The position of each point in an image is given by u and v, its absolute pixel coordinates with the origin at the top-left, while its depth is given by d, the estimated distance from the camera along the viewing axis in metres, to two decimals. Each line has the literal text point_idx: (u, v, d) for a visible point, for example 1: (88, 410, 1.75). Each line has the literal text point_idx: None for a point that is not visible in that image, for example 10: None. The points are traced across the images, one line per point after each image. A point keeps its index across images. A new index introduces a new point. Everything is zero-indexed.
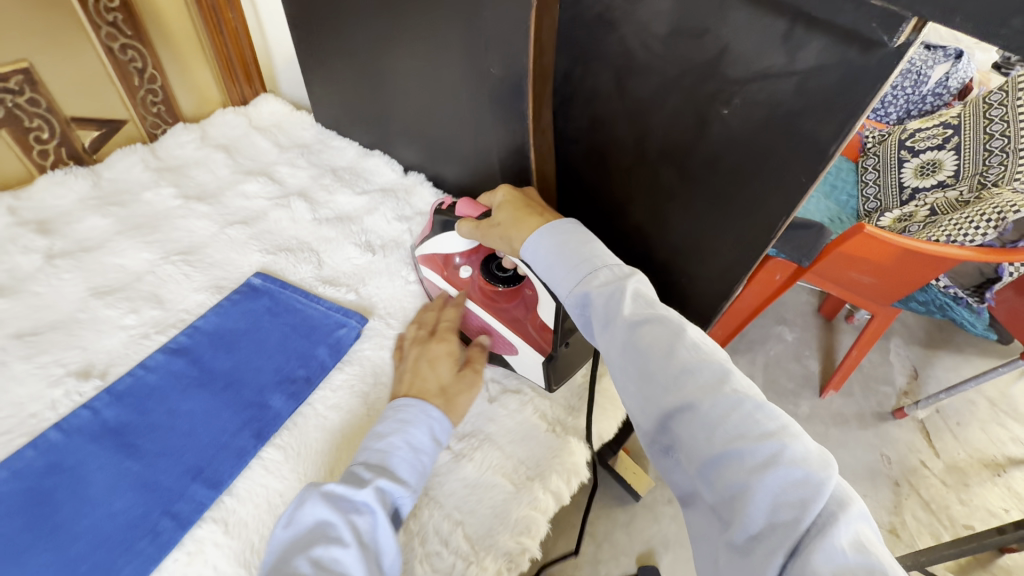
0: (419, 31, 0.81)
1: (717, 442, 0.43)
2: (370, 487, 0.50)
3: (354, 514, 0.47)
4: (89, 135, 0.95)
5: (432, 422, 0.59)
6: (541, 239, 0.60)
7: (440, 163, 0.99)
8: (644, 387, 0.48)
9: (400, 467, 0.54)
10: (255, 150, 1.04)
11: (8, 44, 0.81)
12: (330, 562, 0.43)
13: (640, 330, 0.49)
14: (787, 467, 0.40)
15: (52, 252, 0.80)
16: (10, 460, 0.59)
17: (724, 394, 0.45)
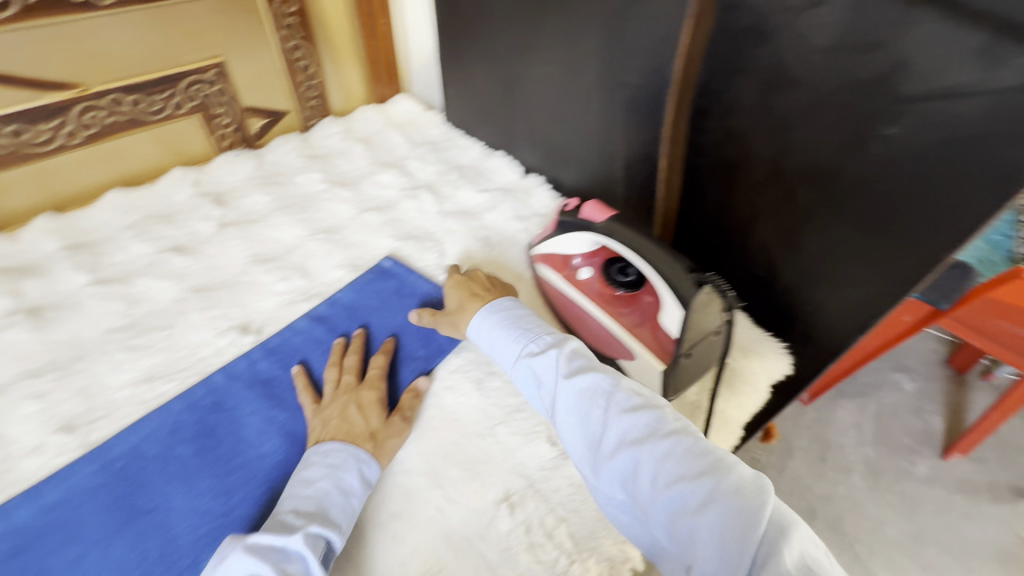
0: (559, 41, 0.84)
1: (659, 488, 0.47)
2: (299, 533, 0.51)
3: (285, 564, 0.49)
4: (258, 123, 1.08)
5: (361, 467, 0.59)
6: (482, 318, 0.68)
7: (560, 167, 1.01)
8: (590, 448, 0.53)
9: (331, 510, 0.55)
10: (389, 144, 1.12)
11: (211, 43, 0.95)
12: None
13: (577, 391, 0.55)
14: (724, 501, 0.44)
15: (224, 221, 0.92)
16: (189, 394, 0.68)
17: (660, 439, 0.49)
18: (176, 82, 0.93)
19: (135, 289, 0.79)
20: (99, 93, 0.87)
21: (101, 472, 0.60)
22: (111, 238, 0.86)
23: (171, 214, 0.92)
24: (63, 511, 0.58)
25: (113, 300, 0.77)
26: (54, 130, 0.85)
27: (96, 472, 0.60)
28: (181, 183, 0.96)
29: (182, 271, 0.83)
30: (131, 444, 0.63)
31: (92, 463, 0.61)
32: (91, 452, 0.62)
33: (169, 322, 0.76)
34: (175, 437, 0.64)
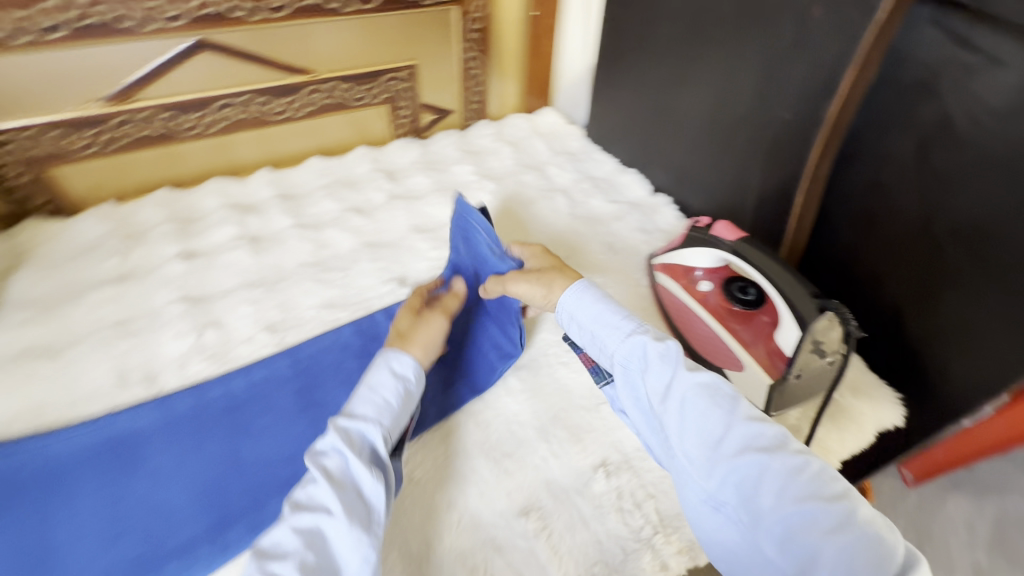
0: (715, 75, 0.92)
1: (788, 500, 0.49)
2: (331, 430, 0.59)
3: (325, 458, 0.58)
4: (428, 118, 1.26)
5: (392, 364, 0.67)
6: (568, 295, 0.70)
7: (688, 190, 1.08)
8: (706, 444, 0.54)
9: (361, 410, 0.62)
10: (533, 149, 1.25)
11: (411, 49, 1.14)
12: (306, 499, 0.55)
13: (700, 388, 0.57)
14: (860, 527, 0.47)
15: (393, 194, 1.09)
16: (357, 322, 0.84)
17: (791, 455, 0.52)
18: (377, 76, 1.13)
19: (323, 236, 0.98)
20: (323, 79, 1.08)
21: (290, 367, 0.77)
22: (309, 194, 1.07)
23: (353, 182, 1.11)
24: (262, 389, 0.74)
25: (307, 241, 0.96)
26: (287, 104, 1.08)
27: (287, 366, 0.77)
28: (364, 159, 1.16)
29: (359, 228, 1.00)
30: (311, 352, 0.79)
31: (284, 358, 0.77)
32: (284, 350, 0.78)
33: (346, 266, 0.93)
34: (344, 352, 0.79)
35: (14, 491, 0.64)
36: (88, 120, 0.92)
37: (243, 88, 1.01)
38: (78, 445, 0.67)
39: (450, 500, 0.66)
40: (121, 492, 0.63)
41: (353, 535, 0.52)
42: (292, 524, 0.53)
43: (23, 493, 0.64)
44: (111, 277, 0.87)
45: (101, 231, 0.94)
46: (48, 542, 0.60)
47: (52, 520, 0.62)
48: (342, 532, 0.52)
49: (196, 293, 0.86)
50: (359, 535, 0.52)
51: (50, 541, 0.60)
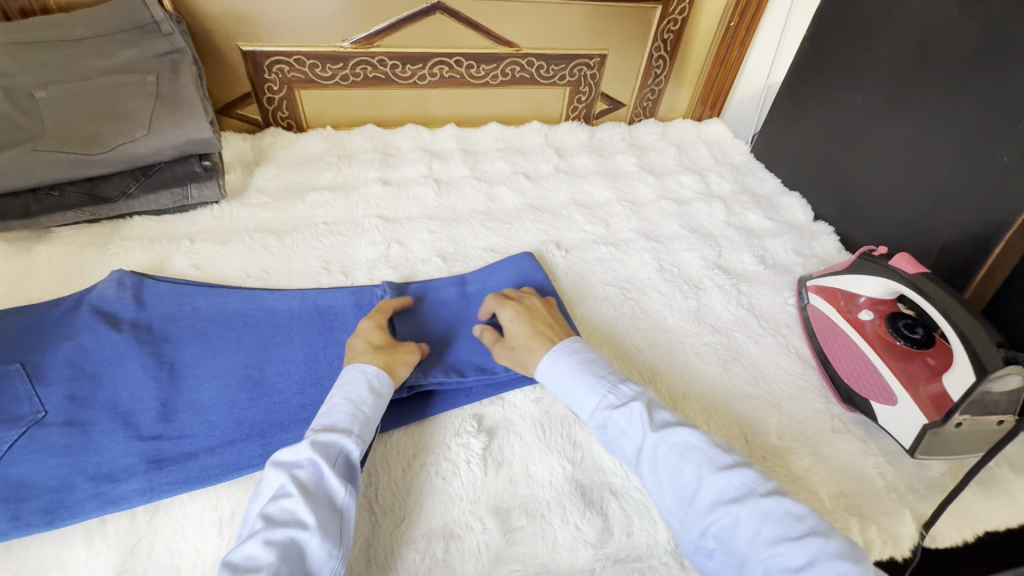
0: (926, 110, 0.88)
1: (761, 544, 0.51)
2: (306, 442, 0.57)
3: (297, 469, 0.56)
4: (601, 107, 1.34)
5: (366, 378, 0.65)
6: (550, 362, 0.68)
7: (854, 224, 1.04)
8: (681, 503, 0.56)
9: (340, 421, 0.60)
10: (696, 155, 1.27)
11: (606, 40, 1.21)
12: (278, 512, 0.52)
13: (668, 447, 0.58)
14: (830, 562, 0.48)
15: (559, 168, 1.18)
16: (520, 264, 0.91)
17: (759, 499, 0.53)
18: (569, 60, 1.22)
19: (495, 190, 1.09)
20: (524, 55, 1.19)
21: (456, 296, 0.86)
22: (485, 153, 1.18)
23: (525, 150, 1.21)
24: (433, 307, 0.84)
25: (480, 192, 1.07)
26: (488, 71, 1.20)
27: (453, 294, 0.86)
28: (538, 132, 1.26)
29: (526, 191, 1.10)
30: (476, 288, 0.88)
31: (453, 287, 0.87)
32: (455, 280, 0.88)
33: (510, 220, 1.02)
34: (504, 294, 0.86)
35: (241, 326, 0.78)
36: (336, 55, 1.10)
37: (458, 51, 1.15)
38: (291, 307, 0.81)
39: (575, 437, 0.71)
40: (320, 352, 0.76)
41: (326, 552, 0.51)
42: (264, 537, 0.50)
43: (247, 329, 0.77)
44: (325, 186, 1.04)
45: (322, 148, 1.13)
46: (263, 373, 0.72)
47: (268, 356, 0.74)
48: (315, 545, 0.51)
49: (388, 214, 1.00)
50: (330, 550, 0.52)
51: (264, 372, 0.73)
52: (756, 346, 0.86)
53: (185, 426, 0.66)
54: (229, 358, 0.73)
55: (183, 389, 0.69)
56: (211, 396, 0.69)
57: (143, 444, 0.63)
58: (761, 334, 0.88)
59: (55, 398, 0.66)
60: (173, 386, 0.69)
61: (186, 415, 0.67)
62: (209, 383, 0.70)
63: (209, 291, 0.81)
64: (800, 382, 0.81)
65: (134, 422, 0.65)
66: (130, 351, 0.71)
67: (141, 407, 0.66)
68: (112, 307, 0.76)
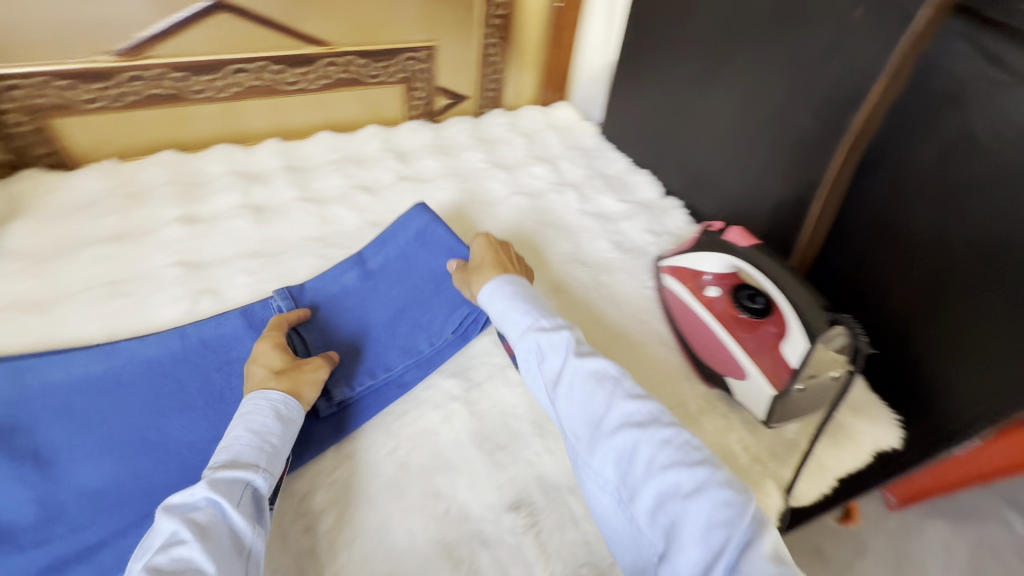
0: (741, 78, 0.91)
1: (655, 468, 0.53)
2: (204, 481, 0.53)
3: (192, 512, 0.51)
4: (442, 102, 1.24)
5: (273, 405, 0.61)
6: (494, 287, 0.72)
7: (699, 194, 1.06)
8: (589, 426, 0.58)
9: (244, 455, 0.56)
10: (546, 142, 1.23)
11: (429, 29, 1.11)
12: (169, 563, 0.47)
13: (586, 372, 0.61)
14: (714, 490, 0.50)
15: (403, 175, 1.07)
16: (416, 222, 0.87)
17: (660, 426, 0.56)
18: (395, 55, 1.11)
19: (328, 211, 0.96)
20: (340, 53, 1.06)
21: (358, 280, 0.82)
22: (315, 167, 1.04)
23: (362, 159, 1.09)
24: (336, 300, 0.80)
25: (311, 216, 0.94)
26: (302, 75, 1.06)
27: (356, 280, 0.82)
28: (375, 137, 1.14)
29: (365, 207, 0.98)
30: (378, 264, 0.84)
31: (354, 271, 0.83)
32: (354, 263, 0.83)
33: (348, 244, 0.91)
34: (408, 263, 0.84)
35: (114, 388, 0.68)
36: (96, 72, 0.90)
37: (259, 55, 0.99)
38: (170, 350, 0.71)
39: (438, 486, 0.64)
40: (222, 390, 0.69)
41: None
42: None
43: (123, 390, 0.68)
44: (108, 236, 0.85)
45: (102, 187, 0.92)
46: (158, 433, 0.65)
47: (159, 412, 0.67)
48: None
49: (195, 258, 0.84)
50: None
51: (159, 431, 0.65)
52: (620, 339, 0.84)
53: (75, 518, 0.59)
54: (110, 427, 0.65)
55: (63, 477, 0.62)
56: (101, 477, 0.62)
57: (35, 552, 0.57)
58: (621, 326, 0.86)
59: None
60: (48, 477, 0.62)
61: (73, 505, 0.60)
62: (94, 463, 0.63)
63: (58, 358, 0.69)
64: (663, 368, 0.81)
65: (14, 534, 0.58)
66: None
67: (21, 516, 0.59)
68: None
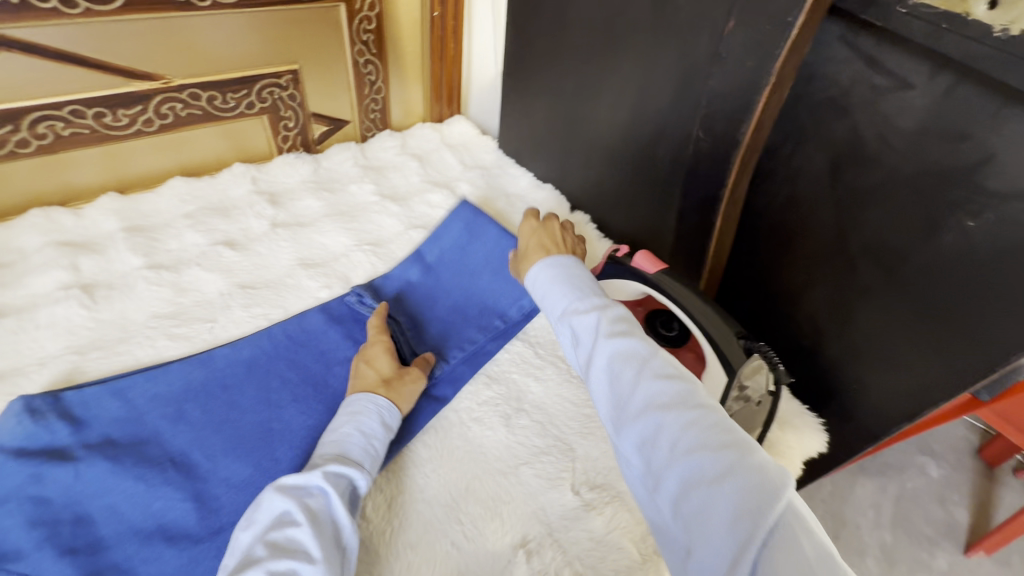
0: (627, 87, 0.86)
1: (679, 454, 0.42)
2: (317, 471, 0.55)
3: (307, 498, 0.53)
4: (319, 129, 1.10)
5: (379, 412, 0.63)
6: (538, 271, 0.63)
7: (606, 208, 1.01)
8: (614, 408, 0.48)
9: (352, 451, 0.59)
10: (443, 164, 1.13)
11: (288, 51, 0.98)
12: (283, 541, 0.49)
13: (614, 350, 0.50)
14: (743, 476, 0.39)
15: (276, 221, 0.93)
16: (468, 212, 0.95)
17: (688, 408, 0.45)
18: (252, 83, 0.96)
19: (183, 278, 0.80)
20: (180, 86, 0.90)
21: (421, 275, 0.88)
22: (166, 225, 0.88)
23: (226, 208, 0.93)
24: (406, 293, 0.85)
25: (162, 286, 0.79)
26: (134, 116, 0.89)
27: (419, 274, 0.88)
28: (241, 178, 0.98)
29: (231, 267, 0.84)
30: (435, 257, 0.90)
31: (414, 267, 0.89)
32: (413, 261, 0.89)
33: (212, 315, 0.77)
34: (464, 250, 0.91)
35: (221, 389, 0.68)
36: None
37: (66, 98, 0.82)
38: (263, 349, 0.73)
39: None
40: (325, 376, 0.71)
41: None
42: (268, 567, 0.47)
43: (233, 390, 0.68)
44: None
45: None
46: (280, 421, 0.66)
47: (274, 404, 0.67)
48: None
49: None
50: None
51: (283, 419, 0.66)
52: (538, 383, 0.75)
53: (236, 506, 0.58)
54: (234, 425, 0.65)
55: (205, 476, 0.60)
56: (247, 467, 0.61)
57: (210, 543, 0.55)
58: (541, 367, 0.77)
59: (49, 559, 0.53)
60: (191, 479, 0.60)
61: (230, 496, 0.58)
62: (231, 456, 0.62)
63: (153, 372, 0.68)
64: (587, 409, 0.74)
65: (178, 531, 0.56)
66: (110, 473, 0.59)
67: (176, 513, 0.57)
68: (43, 441, 0.60)
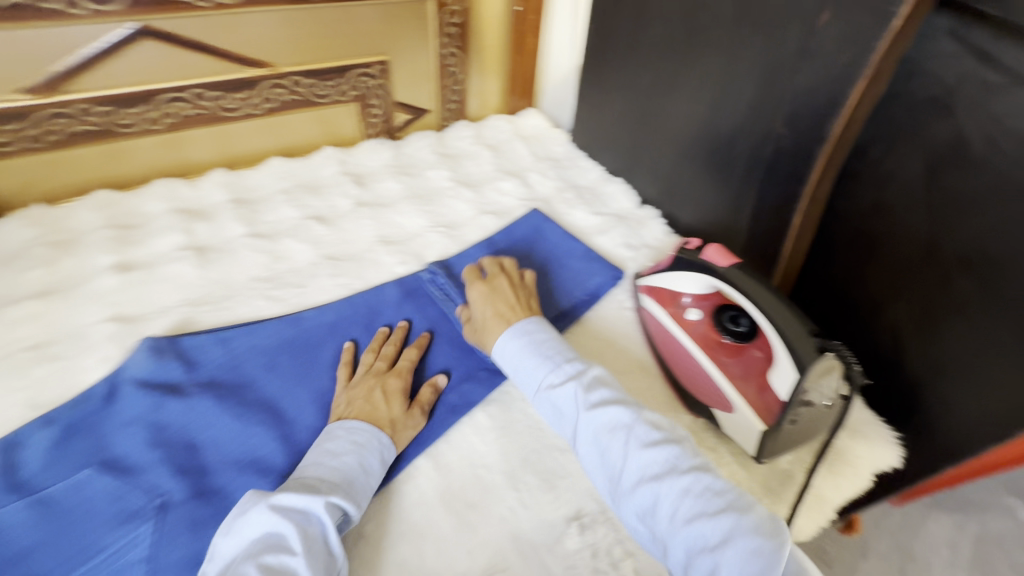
0: (706, 82, 0.85)
1: (679, 522, 0.48)
2: (319, 497, 0.52)
3: (304, 524, 0.50)
4: (401, 117, 1.17)
5: (381, 450, 0.61)
6: (505, 341, 0.69)
7: (676, 203, 1.00)
8: (612, 481, 0.54)
9: (350, 484, 0.57)
10: (515, 154, 1.17)
11: (381, 43, 1.05)
12: (279, 568, 0.47)
13: (597, 425, 0.57)
14: (740, 539, 0.45)
15: (361, 200, 1.00)
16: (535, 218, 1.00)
17: (676, 475, 0.50)
18: (346, 72, 1.04)
19: (279, 246, 0.89)
20: (285, 74, 0.99)
21: (490, 256, 0.92)
22: (266, 199, 0.97)
23: (317, 186, 1.02)
24: None
25: (261, 253, 0.87)
26: (244, 100, 0.98)
27: (489, 256, 0.92)
28: (331, 160, 1.07)
29: (320, 239, 0.91)
30: (506, 244, 0.94)
31: (484, 249, 0.93)
32: (485, 245, 0.93)
33: (302, 281, 0.84)
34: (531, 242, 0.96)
35: (307, 347, 0.75)
36: (13, 112, 0.83)
37: (191, 81, 0.92)
38: (345, 314, 0.80)
39: (401, 557, 0.58)
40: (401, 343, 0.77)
41: None
42: None
43: (316, 349, 0.75)
44: (34, 290, 0.77)
45: (28, 236, 0.84)
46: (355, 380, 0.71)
47: (352, 364, 0.73)
48: None
49: (130, 311, 0.77)
50: None
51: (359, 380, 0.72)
52: None
53: None
54: (315, 379, 0.71)
55: (291, 421, 0.66)
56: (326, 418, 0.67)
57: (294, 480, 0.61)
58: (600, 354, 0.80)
59: (165, 477, 0.60)
60: (279, 422, 0.66)
61: (314, 439, 0.65)
62: (314, 405, 0.68)
63: (252, 327, 0.76)
64: (646, 398, 0.75)
65: (267, 466, 0.62)
66: (215, 410, 0.67)
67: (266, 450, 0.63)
68: (161, 377, 0.69)
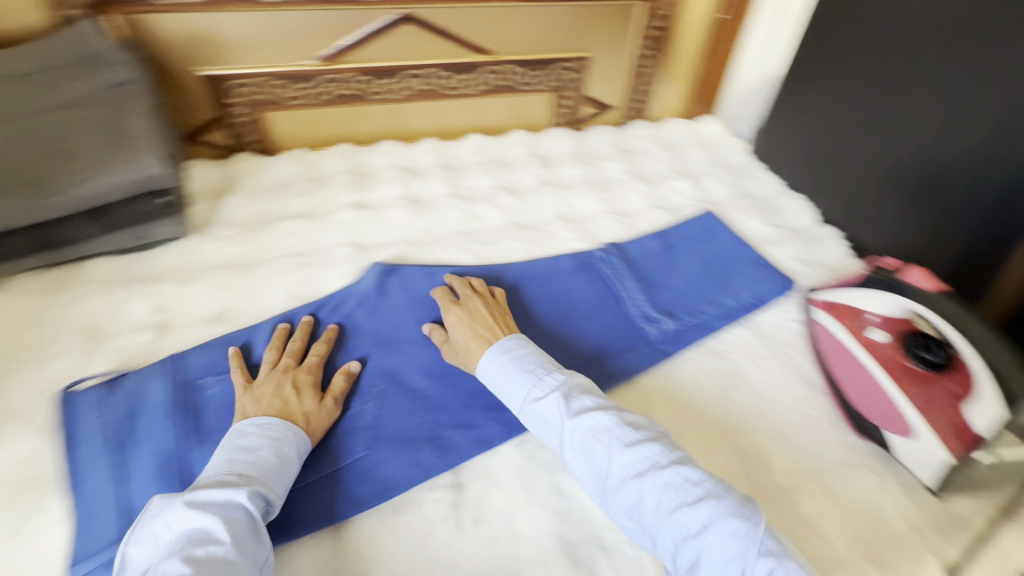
0: (934, 100, 0.83)
1: (665, 513, 0.51)
2: (241, 491, 0.54)
3: (227, 515, 0.52)
4: (587, 111, 1.26)
5: (297, 442, 0.62)
6: (489, 359, 0.69)
7: (864, 225, 0.97)
8: (597, 482, 0.56)
9: (271, 477, 0.58)
10: (691, 157, 1.20)
11: (586, 40, 1.14)
12: (207, 558, 0.48)
13: (583, 431, 0.58)
14: (720, 523, 0.49)
15: (544, 180, 1.11)
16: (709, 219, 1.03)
17: (663, 469, 0.54)
18: (552, 64, 1.16)
19: (475, 209, 1.02)
20: (501, 61, 1.13)
21: (660, 247, 0.97)
22: (466, 168, 1.12)
23: (508, 163, 1.14)
24: (643, 258, 0.95)
25: (461, 212, 1.01)
26: (464, 81, 1.14)
27: (659, 247, 0.97)
28: (521, 143, 1.19)
29: (509, 208, 1.03)
30: (677, 238, 0.99)
31: (654, 239, 0.98)
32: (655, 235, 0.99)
33: (492, 241, 0.96)
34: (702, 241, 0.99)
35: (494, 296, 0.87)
36: (300, 74, 1.05)
37: (429, 61, 1.10)
38: (526, 274, 0.91)
39: (560, 484, 0.66)
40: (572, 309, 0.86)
41: None
42: None
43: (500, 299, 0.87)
44: (297, 213, 0.99)
45: (293, 172, 1.07)
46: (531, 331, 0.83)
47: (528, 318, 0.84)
48: None
49: (361, 241, 0.95)
50: None
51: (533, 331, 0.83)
52: (759, 371, 0.79)
53: None
54: None
55: None
56: None
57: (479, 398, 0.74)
58: (762, 356, 0.81)
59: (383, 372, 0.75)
60: None
61: None
62: None
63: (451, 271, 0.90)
64: (807, 407, 0.75)
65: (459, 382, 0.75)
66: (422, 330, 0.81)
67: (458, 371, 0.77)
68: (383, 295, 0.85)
